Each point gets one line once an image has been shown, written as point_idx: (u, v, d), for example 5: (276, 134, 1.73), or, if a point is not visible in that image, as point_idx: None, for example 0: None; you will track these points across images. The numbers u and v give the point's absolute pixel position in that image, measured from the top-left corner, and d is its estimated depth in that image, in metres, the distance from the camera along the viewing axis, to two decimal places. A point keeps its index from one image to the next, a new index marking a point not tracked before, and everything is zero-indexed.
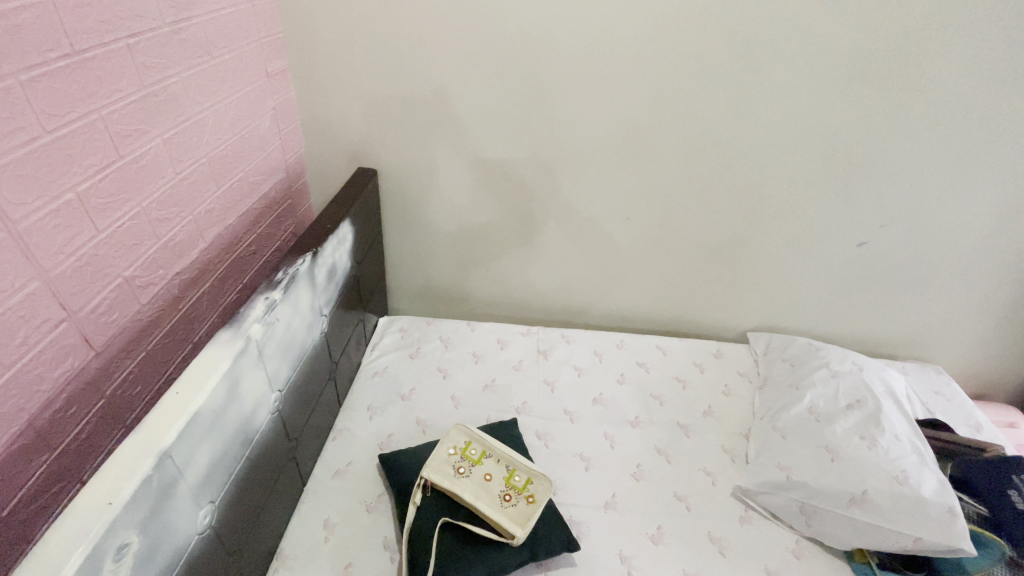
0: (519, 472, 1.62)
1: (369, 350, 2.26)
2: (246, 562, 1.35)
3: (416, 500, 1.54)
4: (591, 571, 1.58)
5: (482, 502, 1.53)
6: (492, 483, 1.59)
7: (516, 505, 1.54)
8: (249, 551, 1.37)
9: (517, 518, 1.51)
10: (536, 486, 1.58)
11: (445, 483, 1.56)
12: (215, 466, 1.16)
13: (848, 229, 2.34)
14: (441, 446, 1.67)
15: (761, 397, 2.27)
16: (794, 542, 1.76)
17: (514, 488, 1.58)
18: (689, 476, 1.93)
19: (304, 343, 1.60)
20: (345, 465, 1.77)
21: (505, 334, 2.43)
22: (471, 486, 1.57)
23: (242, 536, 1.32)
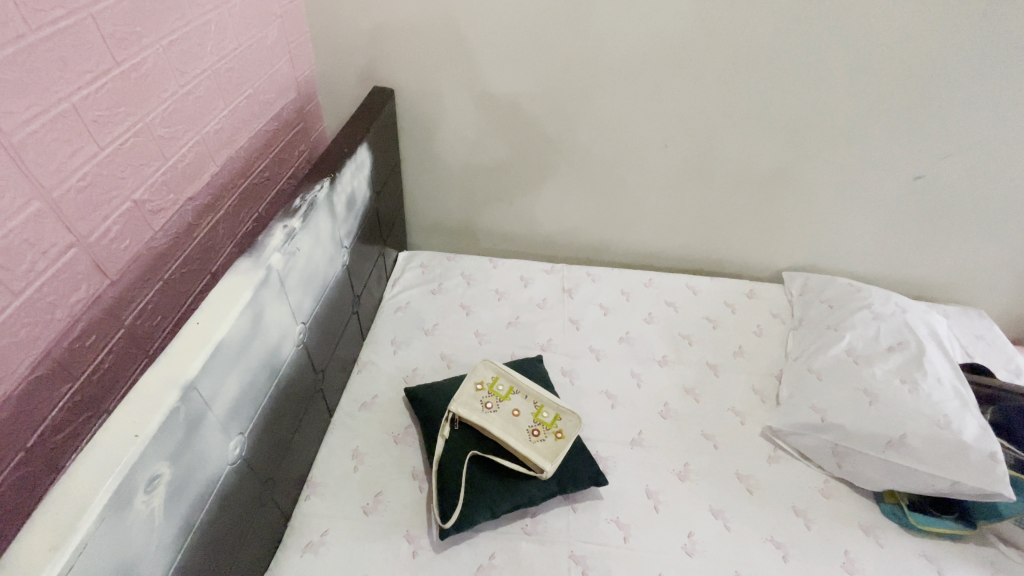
0: (548, 408, 1.58)
1: (390, 284, 2.20)
2: (277, 489, 1.36)
3: (444, 434, 1.52)
4: (618, 504, 1.57)
5: (512, 437, 1.50)
6: (521, 418, 1.55)
7: (545, 440, 1.52)
8: (280, 478, 1.37)
9: (546, 453, 1.49)
10: (565, 422, 1.55)
11: (473, 418, 1.53)
12: (243, 399, 1.12)
13: (905, 162, 2.14)
14: (467, 381, 1.63)
15: (794, 339, 2.19)
16: (823, 481, 1.73)
17: (543, 424, 1.55)
18: (717, 414, 1.89)
19: (326, 275, 1.53)
20: (372, 397, 1.76)
21: (530, 271, 2.34)
22: (501, 421, 1.54)
23: (272, 465, 1.32)
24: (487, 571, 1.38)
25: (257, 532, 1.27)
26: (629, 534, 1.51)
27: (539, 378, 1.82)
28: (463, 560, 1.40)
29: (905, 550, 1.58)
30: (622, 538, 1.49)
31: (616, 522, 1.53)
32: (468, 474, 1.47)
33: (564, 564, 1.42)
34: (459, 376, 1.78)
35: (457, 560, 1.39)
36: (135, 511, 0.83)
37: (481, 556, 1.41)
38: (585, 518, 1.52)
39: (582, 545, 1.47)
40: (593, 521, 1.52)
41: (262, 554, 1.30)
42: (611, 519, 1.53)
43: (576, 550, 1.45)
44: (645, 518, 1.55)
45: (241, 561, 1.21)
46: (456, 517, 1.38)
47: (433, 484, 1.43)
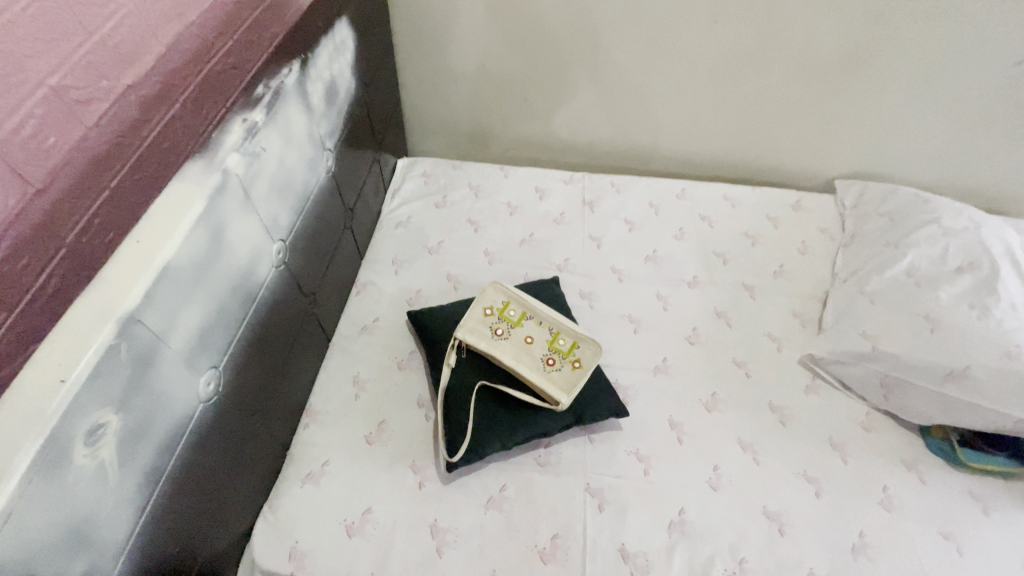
0: (565, 336, 1.41)
1: (388, 196, 1.97)
2: (270, 420, 1.26)
3: (450, 362, 1.37)
4: (639, 436, 1.45)
5: (524, 366, 1.35)
6: (534, 346, 1.39)
7: (561, 370, 1.36)
8: (273, 409, 1.26)
9: (562, 384, 1.34)
10: (584, 351, 1.39)
11: (482, 346, 1.37)
12: (212, 329, 0.97)
13: (1010, 39, 1.73)
14: (475, 306, 1.45)
15: (844, 258, 1.94)
16: (865, 414, 1.59)
17: (559, 353, 1.39)
18: (752, 340, 1.71)
19: (307, 183, 1.30)
20: (372, 321, 1.61)
21: (546, 181, 2.07)
22: (512, 350, 1.38)
23: (260, 397, 1.20)
24: (497, 504, 1.30)
25: (249, 465, 1.18)
26: (650, 467, 1.39)
27: (553, 302, 1.62)
28: (472, 492, 1.31)
29: (950, 486, 1.46)
30: (643, 471, 1.39)
31: (637, 454, 1.41)
32: (476, 404, 1.35)
33: (579, 497, 1.33)
34: (467, 299, 1.60)
35: (466, 492, 1.31)
36: (75, 466, 0.71)
37: (491, 488, 1.32)
38: (603, 450, 1.41)
39: (599, 478, 1.36)
40: (611, 452, 1.41)
41: (258, 486, 1.23)
42: (631, 450, 1.42)
43: (592, 483, 1.35)
44: (668, 450, 1.43)
45: (232, 495, 1.13)
46: (464, 449, 1.27)
47: (438, 415, 1.31)
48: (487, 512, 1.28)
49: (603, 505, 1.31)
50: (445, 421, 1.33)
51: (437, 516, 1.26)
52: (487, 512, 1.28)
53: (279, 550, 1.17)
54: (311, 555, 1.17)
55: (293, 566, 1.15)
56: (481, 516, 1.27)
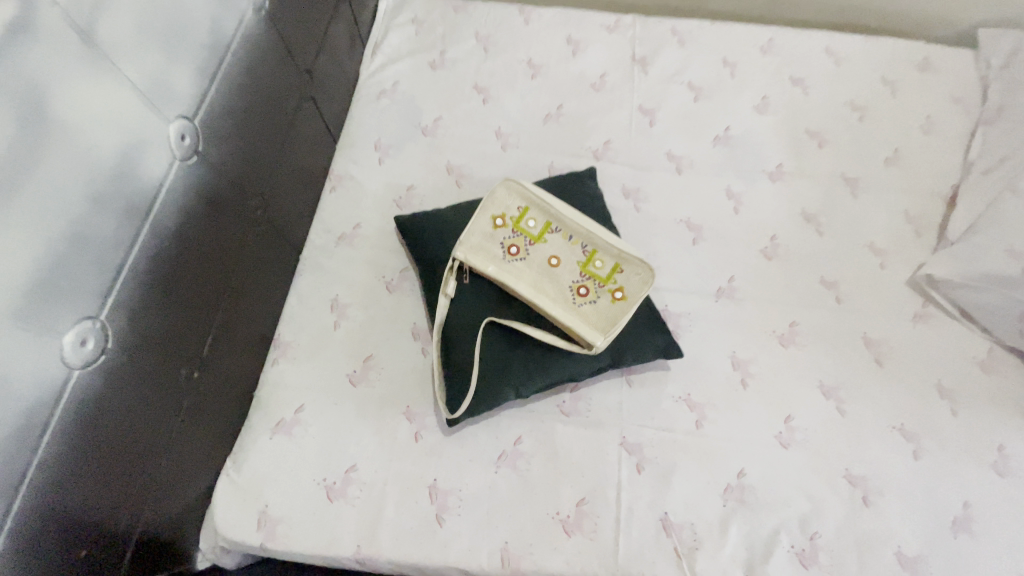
0: (604, 256, 1.03)
1: (367, 54, 1.47)
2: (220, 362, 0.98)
3: (450, 290, 1.02)
4: (694, 380, 1.13)
5: (548, 300, 1.00)
6: (561, 271, 1.02)
7: (598, 303, 1.00)
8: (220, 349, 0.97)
9: (599, 322, 0.99)
10: (629, 278, 1.01)
11: (491, 273, 1.01)
12: (64, 262, 0.68)
13: None
14: (479, 216, 1.06)
15: (987, 138, 1.42)
16: (987, 351, 1.23)
17: (595, 281, 1.02)
18: (847, 253, 1.30)
19: (218, 31, 0.89)
20: (351, 228, 1.25)
21: (580, 29, 1.51)
22: (532, 277, 1.02)
23: (199, 340, 0.91)
24: (510, 461, 1.04)
25: (200, 417, 0.94)
26: (705, 419, 1.10)
27: (587, 201, 1.19)
28: (479, 447, 1.04)
29: None
30: (695, 423, 1.09)
31: (688, 402, 1.11)
32: (483, 344, 1.02)
33: (613, 454, 1.05)
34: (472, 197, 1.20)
35: (471, 447, 1.04)
36: None
37: (503, 442, 1.05)
38: (646, 397, 1.11)
39: (639, 431, 1.08)
40: (656, 399, 1.11)
41: (218, 437, 1.01)
42: (681, 397, 1.11)
43: (630, 438, 1.07)
44: (729, 397, 1.12)
45: (185, 456, 0.92)
46: (468, 402, 0.97)
47: (433, 357, 0.99)
48: (498, 471, 1.03)
49: (642, 465, 1.05)
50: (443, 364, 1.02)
51: (437, 476, 1.02)
52: (499, 471, 1.03)
53: (247, 517, 0.97)
54: (285, 523, 0.97)
55: (263, 537, 0.96)
56: (491, 476, 1.02)
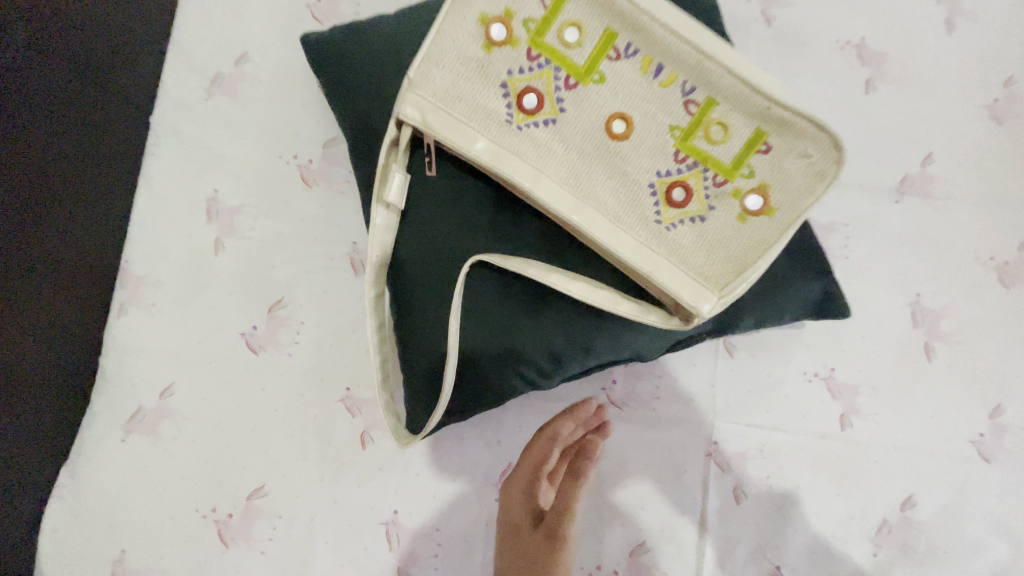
0: (734, 118, 0.45)
1: None
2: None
3: (399, 201, 0.48)
4: (852, 347, 0.64)
5: (601, 217, 0.46)
6: (634, 152, 0.46)
7: (707, 224, 0.46)
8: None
9: (706, 267, 0.46)
10: (784, 170, 0.45)
11: (478, 157, 0.46)
12: None
13: None
14: (450, 13, 0.46)
15: None
16: None
17: (706, 173, 0.46)
18: None
19: None
20: (234, 64, 0.68)
21: None
22: (568, 165, 0.47)
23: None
24: None
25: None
26: (858, 414, 0.63)
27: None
28: (466, 460, 0.61)
29: None
30: (840, 420, 0.62)
31: (831, 385, 0.63)
32: (467, 299, 0.53)
33: (693, 473, 0.61)
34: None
35: (453, 460, 0.61)
36: None
37: (509, 451, 0.61)
38: (757, 375, 0.62)
39: (743, 435, 0.62)
40: (776, 380, 0.62)
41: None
42: (821, 376, 0.63)
43: (723, 446, 0.62)
44: (903, 377, 0.64)
45: None
46: (435, 419, 0.50)
47: (369, 335, 0.49)
48: (499, 498, 0.61)
49: (742, 491, 0.61)
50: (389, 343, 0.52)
51: (395, 506, 0.61)
52: (500, 499, 0.61)
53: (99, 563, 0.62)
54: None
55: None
56: (487, 506, 0.61)
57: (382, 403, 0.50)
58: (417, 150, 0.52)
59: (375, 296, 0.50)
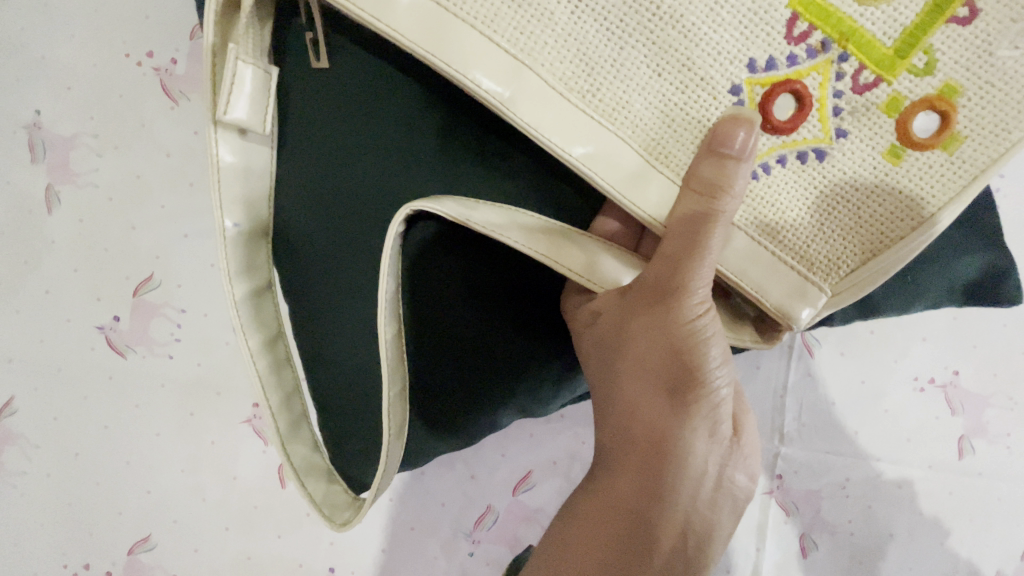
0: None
1: None
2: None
3: (260, 125, 0.30)
4: (1007, 341, 0.42)
5: (636, 155, 0.25)
6: (707, 23, 0.24)
7: (825, 167, 0.25)
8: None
9: (811, 245, 0.26)
10: (994, 61, 0.23)
11: (406, 36, 0.24)
12: None
13: None
14: None
15: None
16: None
17: (843, 66, 0.24)
18: None
19: None
20: None
21: None
22: (578, 50, 0.25)
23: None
24: (503, 531, 0.43)
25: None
26: (985, 435, 0.42)
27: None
28: (428, 500, 0.44)
29: None
30: (959, 443, 0.42)
31: (951, 396, 0.42)
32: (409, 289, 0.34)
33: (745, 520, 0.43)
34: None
35: (409, 500, 0.44)
36: None
37: (484, 489, 0.44)
38: (845, 385, 0.43)
39: (820, 466, 0.43)
40: (875, 391, 0.43)
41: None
42: (939, 383, 0.42)
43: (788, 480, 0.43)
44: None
45: None
46: (378, 485, 0.31)
47: (243, 360, 0.31)
48: (473, 552, 0.44)
49: (809, 543, 0.43)
50: (289, 363, 0.34)
51: (329, 564, 0.44)
52: (475, 554, 0.44)
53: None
54: None
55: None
56: (457, 564, 0.43)
57: (288, 462, 0.32)
58: (296, 30, 0.31)
59: (248, 293, 0.32)
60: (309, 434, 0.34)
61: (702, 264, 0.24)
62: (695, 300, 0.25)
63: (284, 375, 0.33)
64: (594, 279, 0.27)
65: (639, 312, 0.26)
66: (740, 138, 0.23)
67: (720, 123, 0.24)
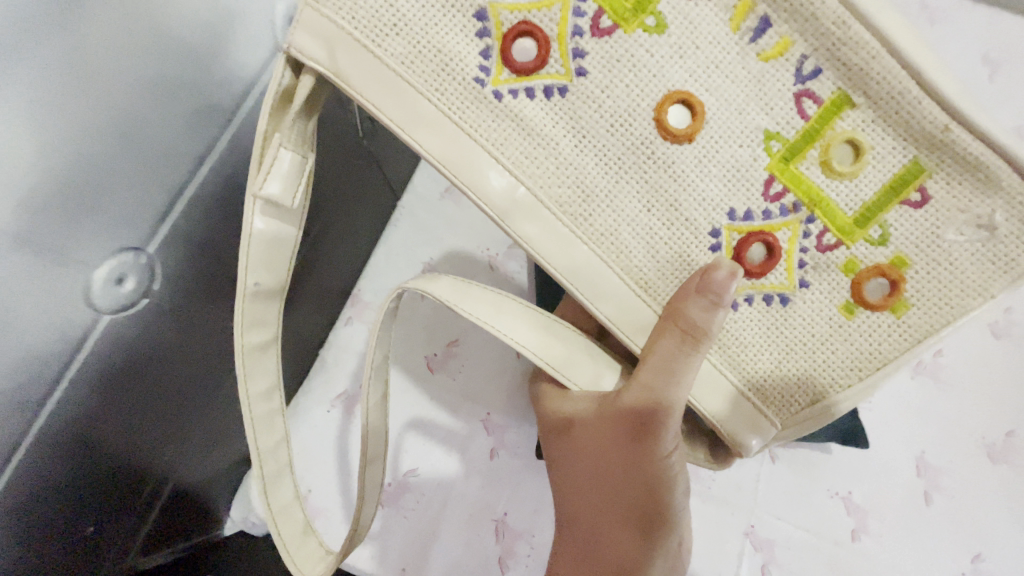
0: (874, 136, 0.26)
1: None
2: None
3: (288, 197, 0.29)
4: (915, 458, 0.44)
5: (629, 290, 0.28)
6: (695, 170, 0.26)
7: (788, 311, 0.28)
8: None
9: (765, 379, 0.28)
10: (941, 243, 0.27)
11: (373, 102, 0.26)
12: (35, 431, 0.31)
13: None
14: None
15: None
16: None
17: (809, 226, 0.27)
18: None
19: None
20: None
21: None
22: (576, 179, 0.27)
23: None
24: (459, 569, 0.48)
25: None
26: (871, 534, 0.43)
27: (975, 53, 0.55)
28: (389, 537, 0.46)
29: None
30: (918, 492, 0.44)
31: (850, 507, 0.44)
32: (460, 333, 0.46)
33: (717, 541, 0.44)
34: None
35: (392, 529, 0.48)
36: None
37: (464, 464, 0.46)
38: (768, 488, 0.45)
39: (853, 469, 0.45)
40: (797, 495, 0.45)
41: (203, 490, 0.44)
42: (839, 494, 0.44)
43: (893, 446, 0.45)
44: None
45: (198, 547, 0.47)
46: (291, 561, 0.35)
47: (240, 406, 0.33)
48: None
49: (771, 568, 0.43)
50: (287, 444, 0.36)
51: (458, 463, 0.47)
52: None
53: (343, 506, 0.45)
54: None
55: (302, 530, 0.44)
56: None
57: (279, 536, 0.35)
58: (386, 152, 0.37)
59: (253, 345, 0.33)
60: (290, 484, 0.36)
61: (667, 427, 0.26)
62: (667, 442, 0.26)
63: (279, 456, 0.35)
64: (570, 373, 0.29)
65: (620, 443, 0.27)
66: (727, 290, 0.26)
67: (709, 265, 0.27)
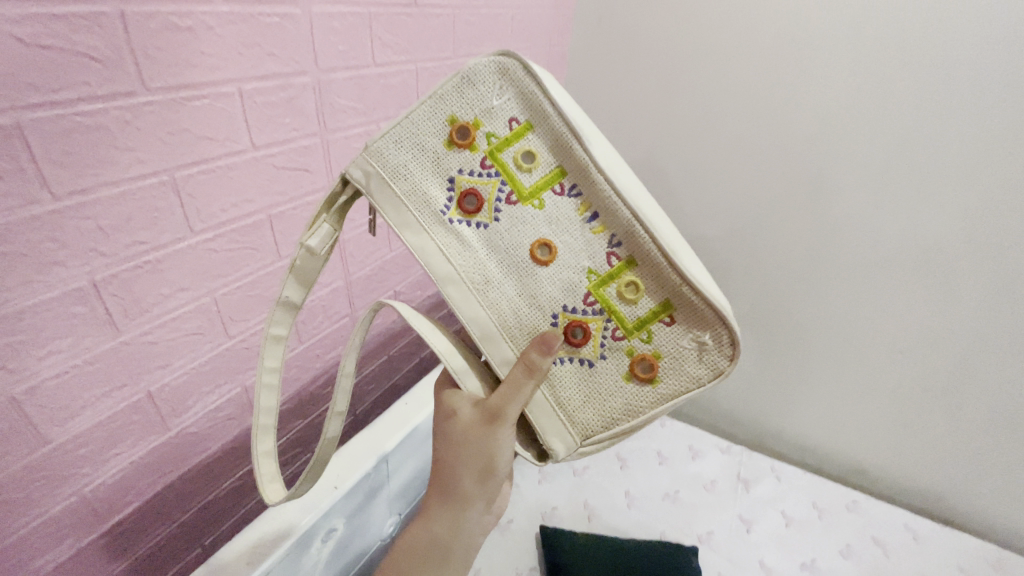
0: (647, 283, 0.46)
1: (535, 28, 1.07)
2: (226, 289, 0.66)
3: (320, 246, 0.49)
4: None
5: (501, 337, 0.48)
6: (547, 280, 0.48)
7: (591, 369, 0.48)
8: (120, 173, 0.50)
9: (573, 407, 0.48)
10: (678, 346, 0.46)
11: (385, 214, 0.49)
12: None
13: None
14: (431, 98, 0.48)
15: None
16: None
17: (607, 323, 0.47)
18: None
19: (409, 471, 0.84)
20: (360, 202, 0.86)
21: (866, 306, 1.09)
22: (483, 273, 0.48)
23: (150, 142, 0.51)
24: None
25: (76, 486, 0.57)
26: None
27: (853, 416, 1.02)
28: None
29: None
30: None
31: None
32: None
33: None
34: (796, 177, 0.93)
35: None
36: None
37: None
38: None
39: None
40: None
41: None
42: None
43: None
44: None
45: None
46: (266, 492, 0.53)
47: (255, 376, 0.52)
48: None
49: None
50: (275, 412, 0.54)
51: None
52: None
53: None
54: None
55: None
56: None
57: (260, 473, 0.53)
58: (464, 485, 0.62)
59: (274, 336, 0.52)
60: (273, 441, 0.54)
61: (505, 422, 0.43)
62: (504, 430, 0.43)
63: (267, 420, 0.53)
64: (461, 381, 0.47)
65: (478, 426, 0.44)
66: (552, 345, 0.43)
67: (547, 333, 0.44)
